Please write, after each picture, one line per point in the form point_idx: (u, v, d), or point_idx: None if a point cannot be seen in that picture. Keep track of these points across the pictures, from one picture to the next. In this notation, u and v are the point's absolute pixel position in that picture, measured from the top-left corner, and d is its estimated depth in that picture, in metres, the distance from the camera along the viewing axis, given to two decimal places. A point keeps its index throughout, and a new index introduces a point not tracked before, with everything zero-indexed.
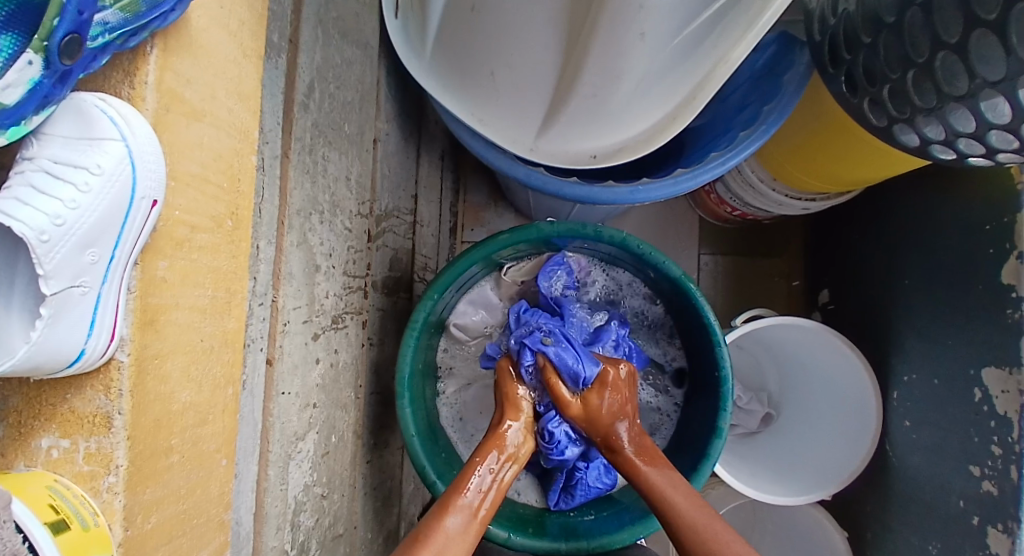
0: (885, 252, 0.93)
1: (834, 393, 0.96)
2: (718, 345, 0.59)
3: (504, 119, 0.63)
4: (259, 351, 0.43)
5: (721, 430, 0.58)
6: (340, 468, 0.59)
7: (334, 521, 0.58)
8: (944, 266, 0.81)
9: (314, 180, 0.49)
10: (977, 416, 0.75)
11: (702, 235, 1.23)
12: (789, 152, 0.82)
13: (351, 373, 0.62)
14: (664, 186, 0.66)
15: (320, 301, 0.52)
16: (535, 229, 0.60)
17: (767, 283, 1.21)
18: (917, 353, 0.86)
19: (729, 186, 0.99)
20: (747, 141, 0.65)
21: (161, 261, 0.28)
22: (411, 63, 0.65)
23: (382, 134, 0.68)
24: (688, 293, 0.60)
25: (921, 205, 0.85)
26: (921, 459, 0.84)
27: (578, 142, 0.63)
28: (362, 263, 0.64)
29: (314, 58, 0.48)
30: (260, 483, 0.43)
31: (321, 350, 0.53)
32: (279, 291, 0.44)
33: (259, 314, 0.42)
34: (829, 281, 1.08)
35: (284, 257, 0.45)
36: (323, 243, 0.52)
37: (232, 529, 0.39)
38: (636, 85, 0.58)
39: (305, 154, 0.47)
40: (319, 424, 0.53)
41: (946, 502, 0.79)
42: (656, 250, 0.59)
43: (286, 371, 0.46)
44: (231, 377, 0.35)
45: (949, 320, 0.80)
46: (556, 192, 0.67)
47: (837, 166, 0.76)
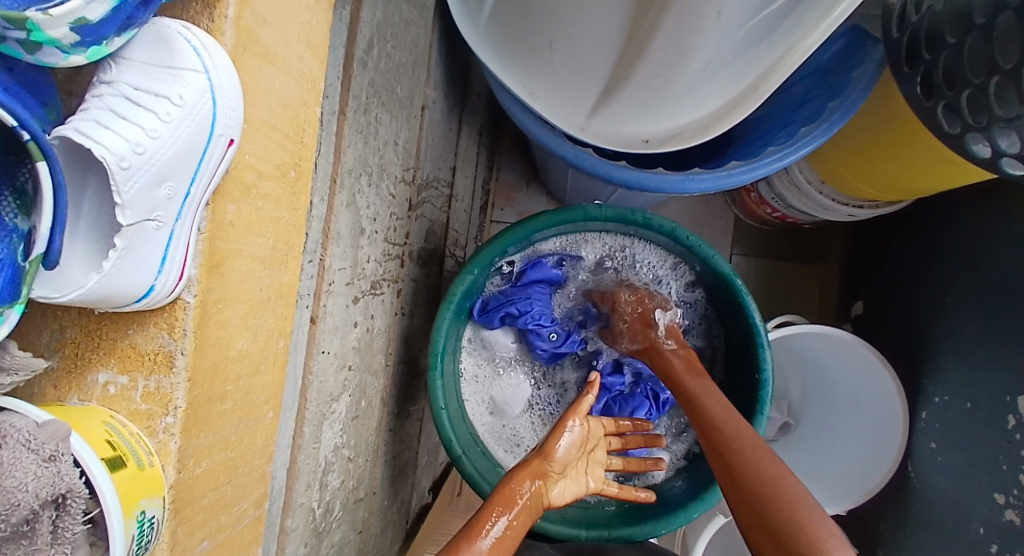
0: (930, 267, 0.90)
1: (861, 407, 0.94)
2: (762, 346, 0.57)
3: (558, 94, 0.62)
4: (306, 308, 0.42)
5: (757, 433, 0.57)
6: (367, 433, 0.59)
7: (358, 484, 0.58)
8: (991, 287, 0.78)
9: (366, 141, 0.48)
10: (1013, 444, 0.73)
11: (736, 234, 1.20)
12: (844, 155, 0.79)
13: (384, 340, 0.61)
14: (717, 177, 0.64)
15: (362, 265, 0.52)
16: (581, 212, 0.59)
17: (798, 289, 1.18)
18: (953, 374, 0.84)
19: (772, 185, 0.96)
20: (808, 138, 0.63)
21: (231, 206, 0.28)
22: (465, 31, 0.63)
23: (430, 101, 0.67)
24: (735, 290, 0.58)
25: (976, 221, 0.82)
26: (947, 482, 0.83)
27: (633, 125, 0.62)
28: (402, 231, 0.63)
29: (375, 15, 0.47)
30: (296, 439, 0.44)
31: (360, 314, 0.53)
32: (327, 250, 0.44)
33: (308, 272, 0.42)
34: (864, 292, 1.06)
35: (334, 216, 0.44)
36: (369, 206, 0.51)
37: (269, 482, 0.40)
38: (701, 70, 0.56)
39: (360, 113, 0.46)
40: (352, 387, 0.53)
41: (969, 528, 0.77)
42: (705, 243, 0.58)
43: (327, 331, 0.46)
44: (283, 330, 0.35)
45: (994, 342, 0.77)
46: (604, 174, 0.65)
47: (896, 173, 0.74)
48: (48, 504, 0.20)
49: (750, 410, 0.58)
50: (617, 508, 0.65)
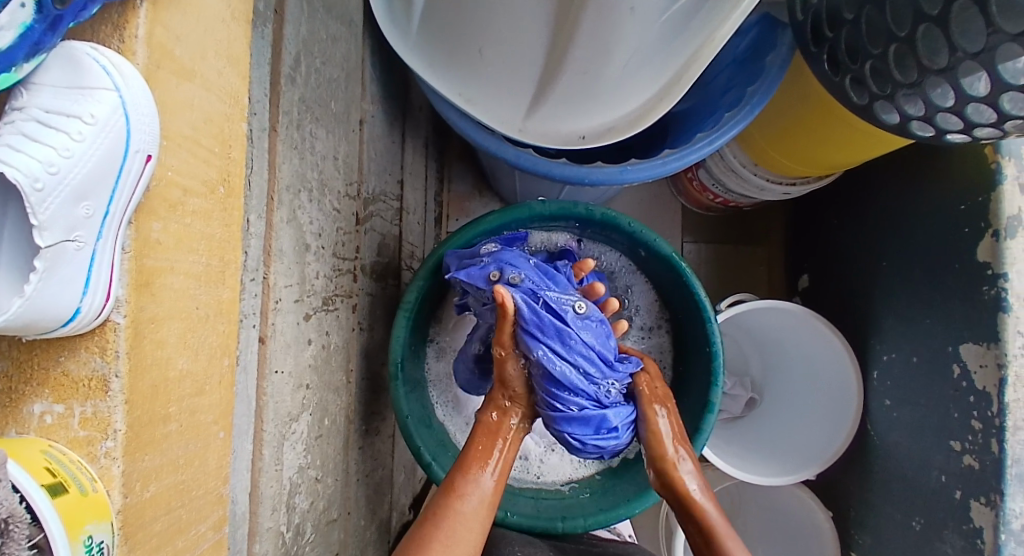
0: (863, 234, 0.95)
1: (816, 374, 0.98)
2: (709, 321, 0.60)
3: (492, 98, 0.63)
4: (253, 327, 0.42)
5: (713, 405, 0.59)
6: (333, 452, 0.58)
7: (329, 505, 0.57)
8: (922, 248, 0.84)
9: (302, 156, 0.48)
10: (957, 392, 0.78)
11: (685, 223, 1.25)
12: (771, 136, 0.84)
13: (342, 356, 0.61)
14: (653, 166, 0.67)
15: (311, 281, 0.52)
16: (525, 208, 0.60)
17: (749, 269, 1.23)
18: (896, 332, 0.89)
19: (711, 172, 1.00)
20: (732, 122, 0.66)
21: (156, 223, 0.28)
22: (396, 43, 0.65)
23: (368, 115, 0.68)
24: (679, 271, 0.61)
25: (899, 189, 0.87)
26: (901, 435, 0.87)
27: (569, 123, 0.64)
28: (351, 246, 0.63)
29: (299, 32, 0.48)
30: (255, 462, 0.43)
31: (313, 331, 0.52)
32: (271, 268, 0.43)
33: (251, 291, 0.41)
34: (808, 266, 1.11)
35: (274, 233, 0.44)
36: (312, 222, 0.51)
37: (229, 508, 0.39)
38: (625, 64, 0.58)
39: (293, 129, 0.47)
40: (312, 405, 0.52)
41: (928, 476, 0.82)
42: (646, 228, 0.60)
43: (279, 349, 0.45)
44: (226, 347, 0.35)
45: (929, 298, 0.83)
46: (545, 172, 0.67)
47: (818, 149, 0.78)
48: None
49: (706, 384, 0.61)
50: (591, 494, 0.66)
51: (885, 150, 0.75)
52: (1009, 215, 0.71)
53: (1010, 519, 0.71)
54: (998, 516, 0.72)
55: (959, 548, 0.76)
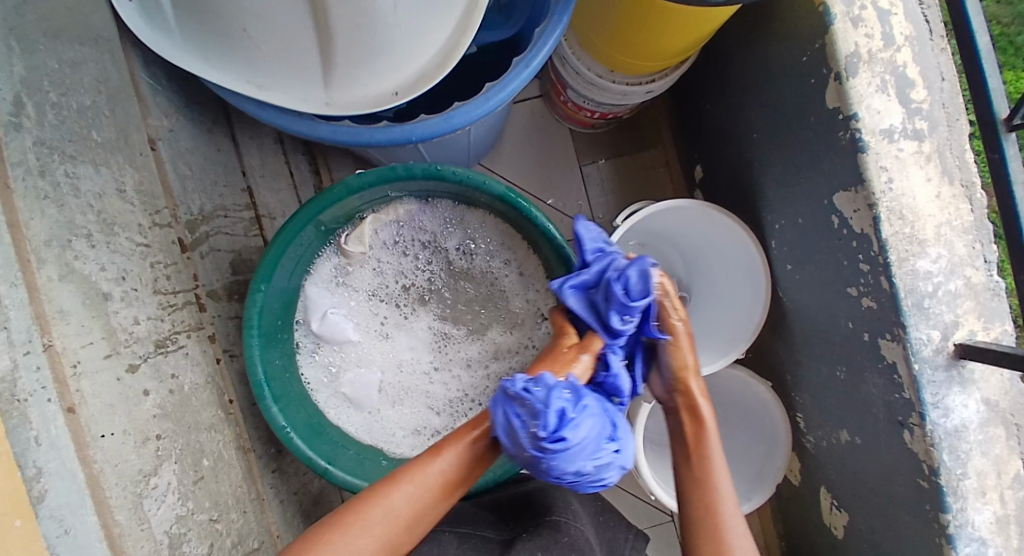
0: (736, 113, 0.96)
1: (727, 257, 1.00)
2: (559, 247, 0.57)
3: (287, 78, 0.58)
4: (49, 400, 0.39)
5: (585, 327, 0.58)
6: (229, 486, 0.56)
7: (241, 539, 0.56)
8: (781, 109, 0.84)
9: (60, 203, 0.44)
10: (841, 242, 0.80)
11: (576, 147, 1.23)
12: (608, 40, 0.81)
13: (210, 390, 0.58)
14: (477, 103, 0.63)
15: (126, 330, 0.48)
16: (342, 186, 0.54)
17: (651, 174, 1.23)
18: (780, 199, 0.91)
19: (575, 89, 0.98)
20: (544, 36, 0.63)
21: None
22: (160, 44, 0.57)
23: (163, 131, 0.62)
24: (519, 206, 0.57)
25: (755, 59, 0.87)
26: (809, 295, 0.90)
27: (378, 82, 0.60)
28: (184, 276, 0.58)
29: (10, 69, 0.42)
30: (110, 530, 0.41)
31: (148, 380, 0.49)
32: (51, 332, 0.40)
33: (29, 364, 0.38)
34: (700, 157, 1.13)
35: (43, 295, 0.40)
36: (105, 268, 0.47)
37: None
38: (401, 6, 0.54)
39: (35, 177, 0.42)
40: (175, 453, 0.50)
41: (838, 327, 0.85)
42: (472, 172, 0.56)
43: (97, 413, 0.43)
44: None
45: (797, 158, 0.84)
46: (368, 142, 0.62)
47: (656, 39, 0.76)
48: None
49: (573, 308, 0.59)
50: None
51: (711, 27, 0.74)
52: (846, 54, 0.70)
53: (918, 348, 0.70)
54: (908, 350, 0.71)
55: (882, 386, 0.78)
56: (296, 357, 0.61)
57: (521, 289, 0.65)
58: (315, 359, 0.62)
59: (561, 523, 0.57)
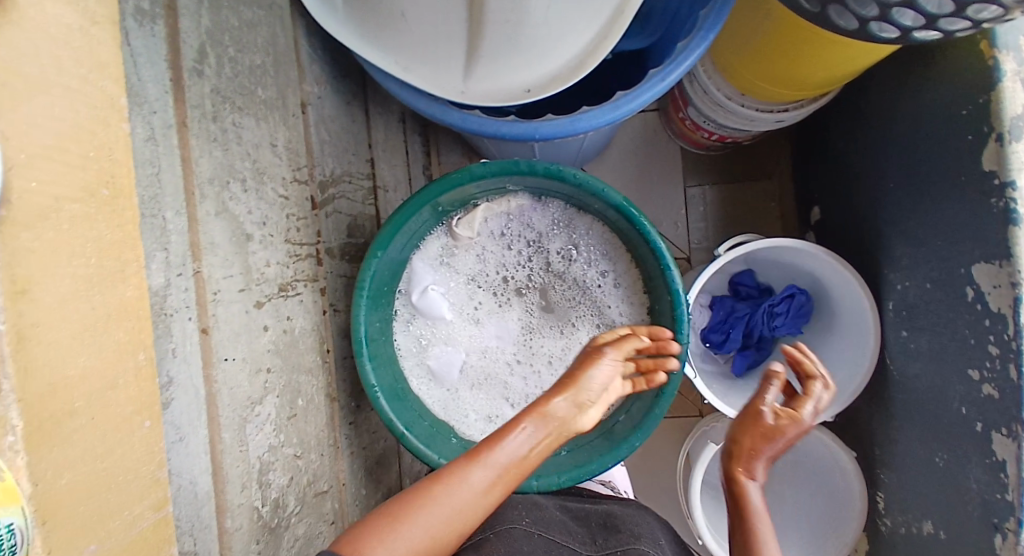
0: (869, 157, 0.89)
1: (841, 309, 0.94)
2: (669, 269, 0.56)
3: (429, 63, 0.61)
4: (189, 319, 0.44)
5: (679, 353, 0.57)
6: (314, 429, 0.61)
7: (315, 479, 0.60)
8: (924, 163, 0.77)
9: (226, 148, 0.49)
10: (973, 317, 0.72)
11: (686, 165, 1.19)
12: (747, 63, 0.79)
13: (313, 338, 0.63)
14: (605, 111, 0.63)
15: (259, 270, 0.53)
16: (466, 171, 0.57)
17: (760, 208, 1.17)
18: (909, 259, 0.84)
19: (698, 108, 0.95)
20: (686, 52, 0.61)
21: (24, 232, 0.28)
22: (325, 19, 0.62)
23: (312, 97, 0.67)
24: (633, 219, 0.57)
25: (904, 104, 0.80)
26: (921, 367, 0.83)
27: (513, 77, 0.61)
28: (310, 230, 0.64)
29: (200, 22, 0.47)
30: (215, 445, 0.46)
31: (268, 318, 0.54)
32: (201, 260, 0.45)
33: (180, 285, 0.43)
34: (819, 198, 1.06)
35: (200, 227, 0.45)
36: (251, 212, 0.52)
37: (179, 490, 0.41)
38: (549, 5, 0.55)
39: (208, 121, 0.47)
40: (278, 388, 0.55)
41: (948, 410, 0.77)
42: (592, 177, 0.56)
43: (225, 338, 0.48)
44: (140, 342, 0.36)
45: (935, 217, 0.77)
46: (494, 133, 0.64)
47: (799, 67, 0.73)
48: None
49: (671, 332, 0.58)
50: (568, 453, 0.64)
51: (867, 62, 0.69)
52: (1014, 114, 0.64)
53: None
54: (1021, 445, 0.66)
55: (985, 482, 0.71)
56: (393, 325, 0.65)
57: (618, 303, 0.64)
58: (408, 331, 0.65)
59: (646, 552, 0.59)
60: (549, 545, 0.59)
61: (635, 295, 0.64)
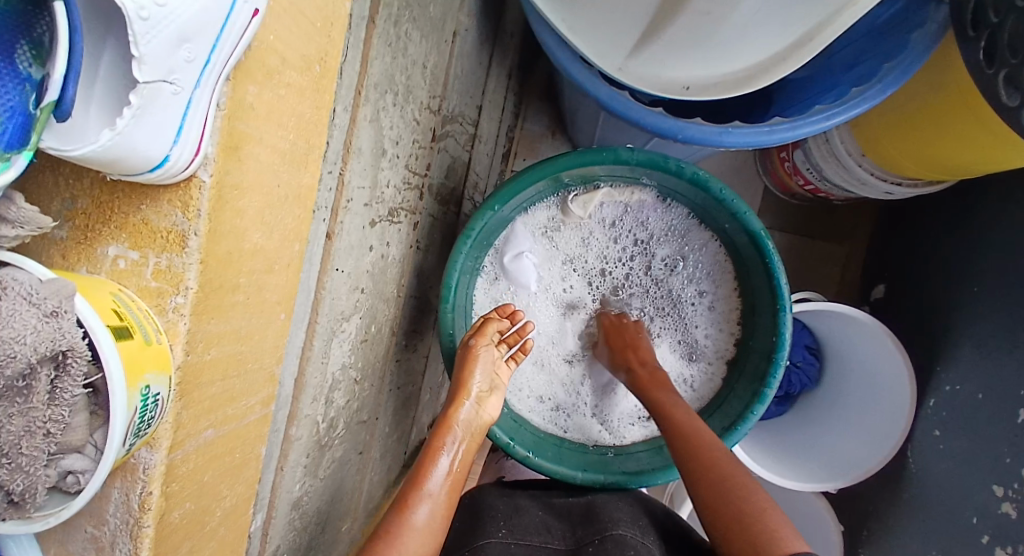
0: (958, 255, 0.87)
1: (871, 383, 0.91)
2: (784, 311, 0.56)
3: (597, 30, 0.58)
4: (323, 221, 0.42)
5: (766, 396, 0.57)
6: (375, 359, 0.59)
7: (362, 407, 0.59)
8: (1017, 280, 0.76)
9: (394, 56, 0.47)
10: (1017, 437, 0.72)
11: (765, 205, 1.17)
12: (889, 128, 0.76)
13: (397, 270, 0.61)
14: (756, 132, 0.60)
15: (381, 188, 0.51)
16: (612, 152, 0.55)
17: (822, 269, 1.15)
18: (969, 365, 0.81)
19: (809, 154, 0.92)
20: (857, 100, 0.59)
21: (251, 86, 0.26)
22: None
23: (462, 29, 0.64)
24: (763, 250, 0.56)
25: (1012, 215, 0.78)
26: (945, 469, 0.81)
27: (676, 69, 0.58)
28: (423, 161, 0.62)
29: None
30: (304, 351, 0.44)
31: (375, 239, 0.52)
32: (347, 165, 0.43)
33: (327, 184, 0.41)
34: (887, 277, 1.03)
35: (356, 130, 0.43)
36: (392, 127, 0.50)
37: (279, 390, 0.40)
38: (754, 11, 0.51)
39: (388, 25, 0.44)
40: (363, 310, 0.53)
41: (959, 516, 0.77)
42: (738, 198, 0.54)
43: (342, 249, 0.46)
44: (298, 233, 0.34)
45: (1008, 333, 0.76)
46: (637, 120, 0.61)
47: (940, 147, 0.71)
48: (46, 361, 0.22)
49: (762, 373, 0.58)
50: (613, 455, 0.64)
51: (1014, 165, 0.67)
52: None
53: None
54: None
55: None
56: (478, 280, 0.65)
57: (706, 323, 0.66)
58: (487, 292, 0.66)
59: (626, 536, 0.51)
60: (518, 547, 0.51)
61: (727, 320, 0.65)
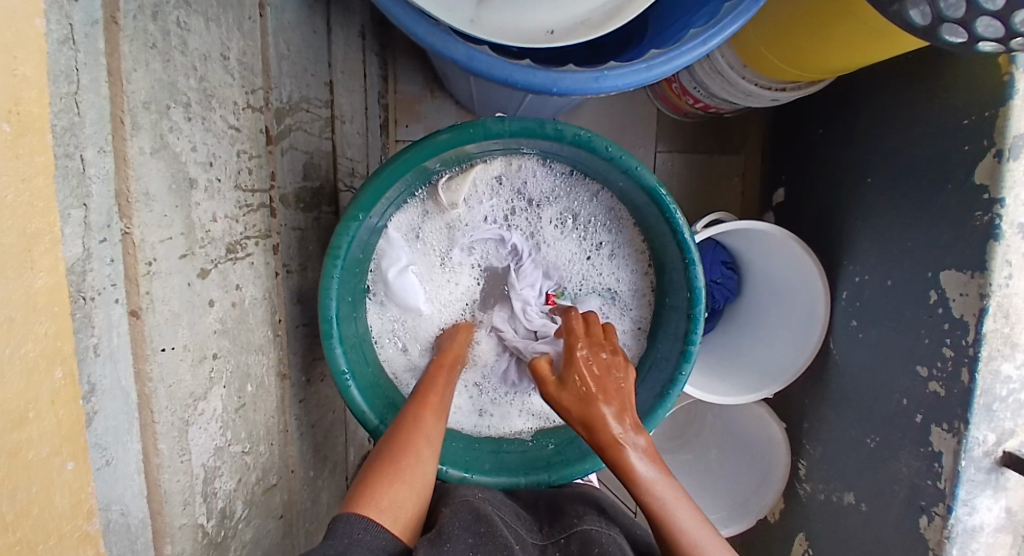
0: (847, 150, 0.87)
1: (783, 286, 0.92)
2: (693, 263, 0.54)
3: None
4: (113, 302, 0.32)
5: (690, 355, 0.56)
6: (264, 417, 0.51)
7: (264, 473, 0.51)
8: (904, 166, 0.76)
9: (166, 58, 0.35)
10: (931, 319, 0.72)
11: (660, 129, 1.10)
12: (767, 35, 0.73)
13: (265, 308, 0.51)
14: (632, 71, 0.54)
15: (203, 227, 0.40)
16: (480, 126, 0.49)
17: (725, 184, 1.12)
18: (872, 255, 0.82)
19: (694, 73, 0.88)
20: (731, 16, 0.54)
21: None
22: None
23: None
24: (660, 204, 0.53)
25: (892, 102, 0.78)
26: (866, 356, 0.83)
27: (534, 12, 0.50)
28: (263, 173, 0.51)
29: None
30: (149, 460, 0.35)
31: (215, 289, 0.42)
32: (133, 218, 0.32)
33: (101, 255, 0.31)
34: (785, 179, 1.02)
35: (131, 173, 0.32)
36: (197, 149, 0.39)
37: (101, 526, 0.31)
38: None
39: (146, 20, 0.33)
40: (225, 375, 0.44)
41: (888, 400, 0.79)
42: (627, 153, 0.51)
43: (162, 322, 0.36)
44: (60, 354, 0.25)
45: (899, 214, 0.77)
46: (504, 79, 0.53)
47: (817, 50, 0.69)
48: None
49: (683, 331, 0.57)
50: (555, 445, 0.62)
51: (887, 56, 0.66)
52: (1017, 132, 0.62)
53: (973, 446, 0.68)
54: (961, 446, 0.69)
55: (915, 470, 0.75)
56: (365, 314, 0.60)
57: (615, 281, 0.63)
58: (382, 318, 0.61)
59: (591, 530, 0.49)
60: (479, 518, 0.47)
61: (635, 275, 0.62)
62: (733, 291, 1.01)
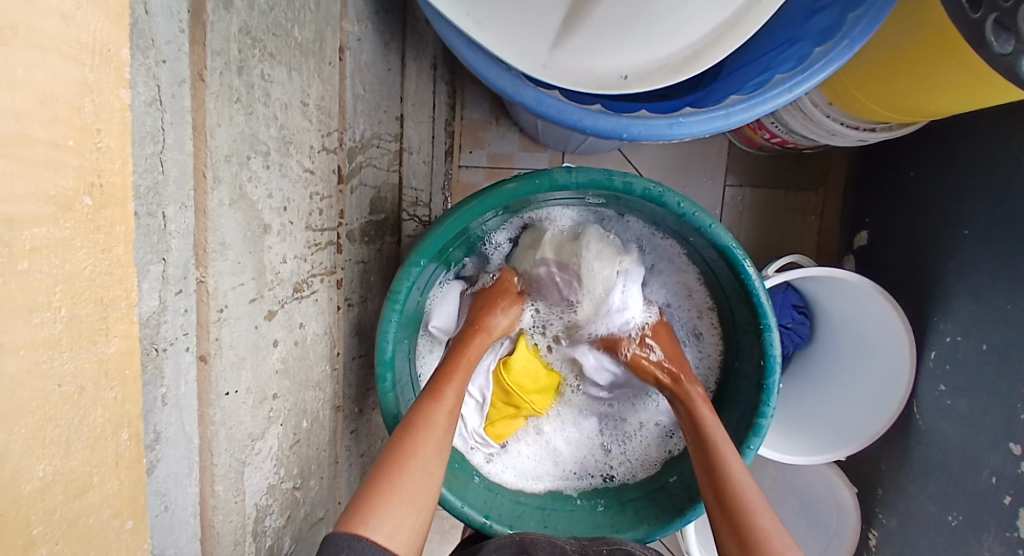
0: (941, 197, 0.79)
1: (860, 340, 0.84)
2: (769, 331, 0.52)
3: (509, 23, 0.47)
4: (184, 351, 0.33)
5: (760, 428, 0.53)
6: (316, 452, 0.51)
7: (312, 507, 0.51)
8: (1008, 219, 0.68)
9: (250, 111, 0.36)
10: None
11: (731, 162, 1.03)
12: (858, 74, 0.68)
13: (325, 343, 0.52)
14: (710, 118, 0.51)
15: (273, 271, 0.41)
16: (548, 176, 0.49)
17: (799, 222, 1.04)
18: (966, 314, 0.74)
19: None
20: (822, 61, 0.50)
21: None
22: None
23: (352, 39, 0.52)
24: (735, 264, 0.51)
25: (995, 147, 0.70)
26: (954, 426, 0.74)
27: (608, 56, 0.49)
28: (333, 211, 0.52)
29: None
30: (205, 501, 0.36)
31: (280, 329, 0.43)
32: (208, 267, 0.33)
33: (176, 307, 0.31)
34: (871, 221, 0.93)
35: (209, 225, 0.33)
36: (273, 195, 0.40)
37: None
38: None
39: (232, 75, 0.34)
40: (283, 414, 0.44)
41: (974, 476, 0.71)
42: (700, 210, 0.49)
43: (228, 367, 0.37)
44: (127, 416, 0.26)
45: (999, 272, 0.69)
46: (574, 124, 0.51)
47: (922, 93, 0.62)
48: None
49: (754, 401, 0.54)
50: (604, 508, 0.62)
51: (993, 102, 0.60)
52: None
53: None
54: None
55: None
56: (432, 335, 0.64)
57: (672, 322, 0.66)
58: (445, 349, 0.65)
59: None
60: None
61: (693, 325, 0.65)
62: (806, 336, 0.94)
